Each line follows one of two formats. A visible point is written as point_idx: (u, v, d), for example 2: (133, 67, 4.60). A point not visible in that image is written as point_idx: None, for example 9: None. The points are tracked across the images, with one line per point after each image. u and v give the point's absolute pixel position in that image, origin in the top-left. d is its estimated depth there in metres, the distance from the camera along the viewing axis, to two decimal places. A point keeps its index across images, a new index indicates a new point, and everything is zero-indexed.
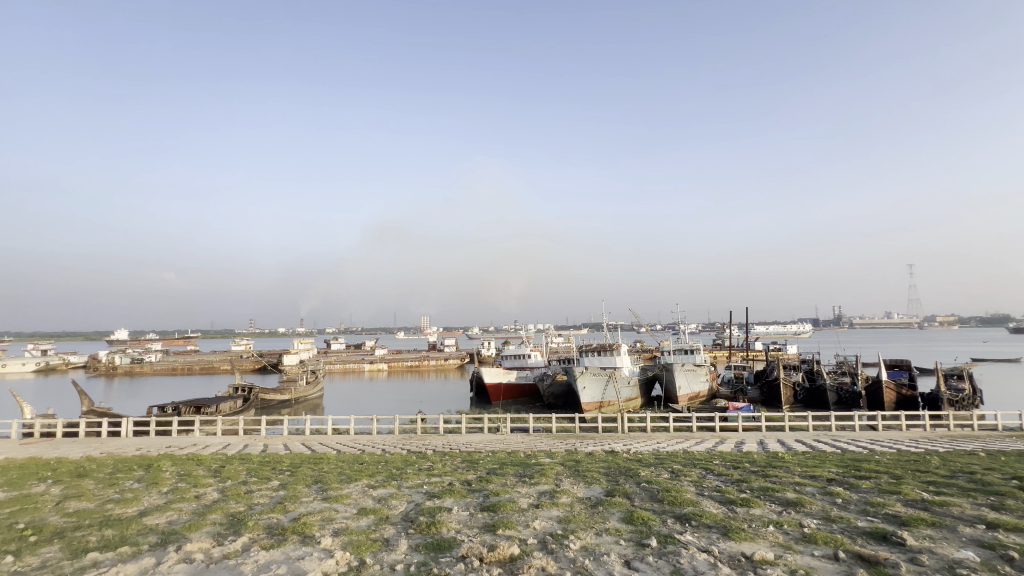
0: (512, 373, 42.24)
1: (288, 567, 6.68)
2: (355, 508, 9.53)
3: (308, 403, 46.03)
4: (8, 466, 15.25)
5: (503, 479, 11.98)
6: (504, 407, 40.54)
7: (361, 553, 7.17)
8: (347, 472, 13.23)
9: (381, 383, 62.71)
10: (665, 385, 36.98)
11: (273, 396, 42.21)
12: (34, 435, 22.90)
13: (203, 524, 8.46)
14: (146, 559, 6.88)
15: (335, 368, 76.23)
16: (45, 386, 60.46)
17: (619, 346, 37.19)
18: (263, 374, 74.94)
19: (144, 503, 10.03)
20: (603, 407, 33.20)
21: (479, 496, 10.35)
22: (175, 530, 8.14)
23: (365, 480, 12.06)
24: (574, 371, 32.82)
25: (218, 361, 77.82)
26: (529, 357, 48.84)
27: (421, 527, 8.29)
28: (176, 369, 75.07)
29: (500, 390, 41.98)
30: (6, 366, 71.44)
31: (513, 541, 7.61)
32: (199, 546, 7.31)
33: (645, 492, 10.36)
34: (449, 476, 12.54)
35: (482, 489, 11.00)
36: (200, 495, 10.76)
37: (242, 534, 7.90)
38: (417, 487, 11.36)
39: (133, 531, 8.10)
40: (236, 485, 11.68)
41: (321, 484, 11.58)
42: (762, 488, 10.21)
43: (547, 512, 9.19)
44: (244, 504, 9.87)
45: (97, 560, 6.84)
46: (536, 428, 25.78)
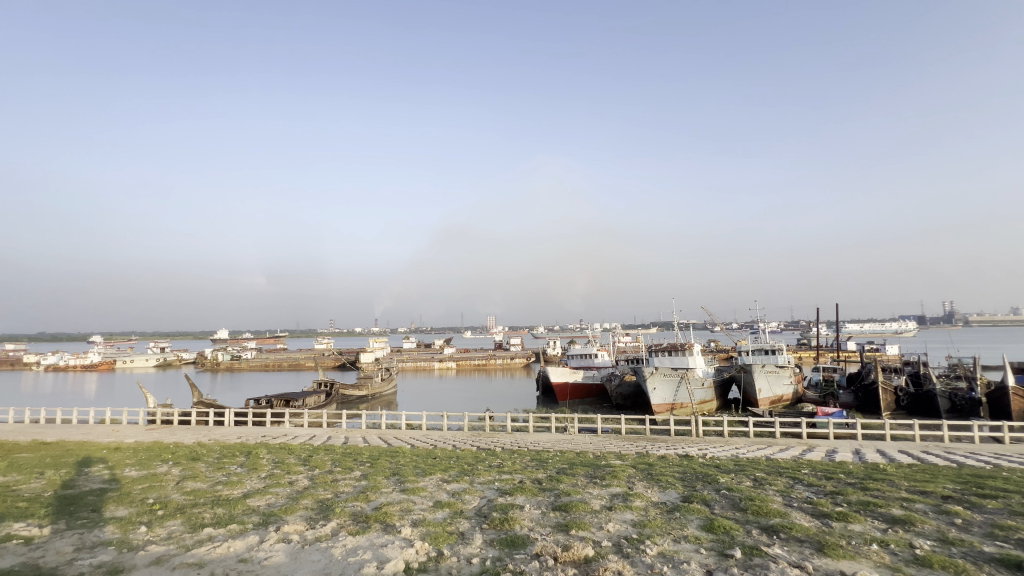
0: (579, 373, 41.76)
1: (372, 553, 7.08)
2: (431, 501, 9.90)
3: (383, 399, 48.56)
4: (138, 448, 17.53)
5: (574, 479, 11.89)
6: (571, 408, 40.19)
7: (438, 544, 7.43)
8: (422, 466, 13.80)
9: (450, 381, 64.53)
10: (744, 388, 34.74)
11: (352, 392, 44.89)
12: (157, 422, 26.15)
13: (297, 508, 9.21)
14: (252, 536, 7.61)
15: (407, 367, 79.67)
16: (164, 378, 68.76)
17: (691, 346, 35.52)
18: (343, 372, 80.11)
19: (247, 486, 11.12)
20: (675, 409, 31.92)
21: (551, 495, 10.34)
22: (274, 512, 8.93)
23: (438, 474, 12.49)
24: (643, 371, 31.82)
25: (303, 359, 84.29)
26: (596, 357, 48.06)
27: (495, 522, 8.44)
28: (269, 365, 82.44)
29: (568, 390, 41.64)
30: (134, 361, 82.22)
31: (587, 543, 7.51)
32: (295, 528, 7.95)
33: (726, 501, 9.79)
34: (518, 474, 12.64)
35: (553, 489, 10.97)
36: (292, 481, 11.74)
37: (331, 520, 8.49)
38: (489, 483, 11.61)
39: (240, 511, 9.00)
40: (324, 474, 12.61)
41: (399, 476, 12.18)
42: (862, 503, 9.29)
43: (621, 516, 8.98)
44: (331, 492, 10.62)
45: (212, 535, 7.68)
46: (605, 429, 25.28)
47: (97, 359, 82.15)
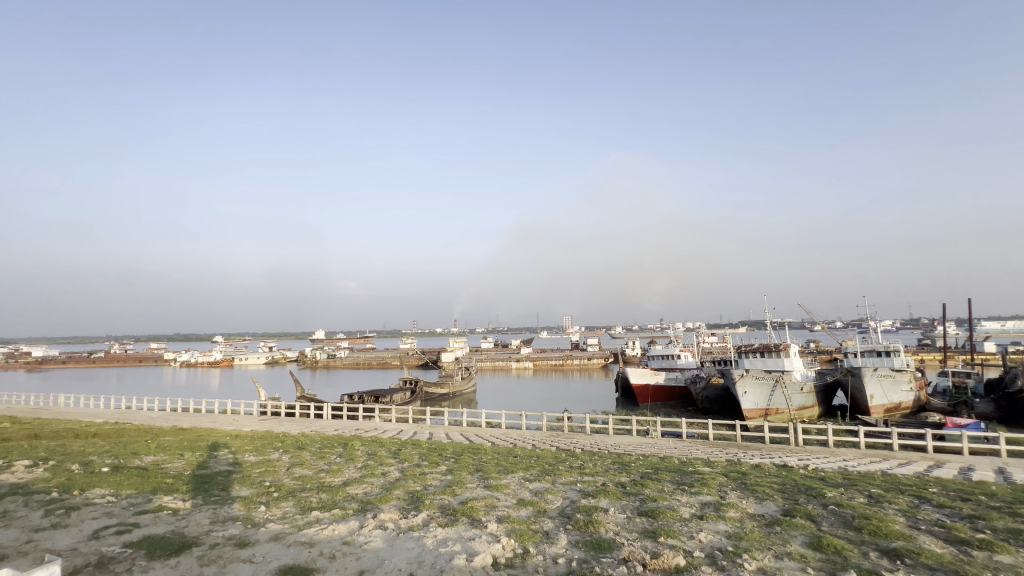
0: (660, 375, 40.15)
1: (462, 545, 7.33)
2: (515, 499, 10.05)
3: (464, 398, 50.15)
4: (255, 436, 19.73)
5: (660, 485, 11.42)
6: (652, 411, 38.83)
7: (524, 542, 7.51)
8: (504, 463, 14.05)
9: (527, 381, 65.10)
10: (852, 394, 31.21)
11: (435, 390, 46.97)
12: (268, 414, 29.21)
13: (390, 498, 9.82)
14: (353, 522, 8.23)
15: (486, 367, 81.85)
16: (272, 375, 76.41)
17: (787, 346, 32.66)
18: (426, 371, 83.90)
19: (346, 475, 12.07)
20: (769, 415, 29.51)
21: (635, 500, 10.04)
22: (371, 500, 9.59)
23: (520, 473, 12.65)
24: (732, 374, 29.73)
25: (391, 358, 89.47)
26: (678, 357, 45.90)
27: (580, 524, 8.37)
28: (360, 364, 88.72)
29: (648, 392, 40.16)
30: (248, 358, 92.52)
31: (678, 551, 7.19)
32: (390, 517, 8.46)
33: (836, 518, 8.86)
34: (601, 476, 12.45)
35: (637, 493, 10.65)
36: (384, 472, 12.54)
37: (422, 511, 8.93)
38: (571, 484, 11.55)
39: (341, 497, 9.78)
40: (413, 467, 13.34)
41: (483, 472, 12.53)
42: (1011, 531, 7.95)
43: (713, 526, 8.49)
44: (420, 484, 11.19)
45: (319, 518, 8.41)
46: (690, 434, 24.09)
47: (219, 356, 93.40)
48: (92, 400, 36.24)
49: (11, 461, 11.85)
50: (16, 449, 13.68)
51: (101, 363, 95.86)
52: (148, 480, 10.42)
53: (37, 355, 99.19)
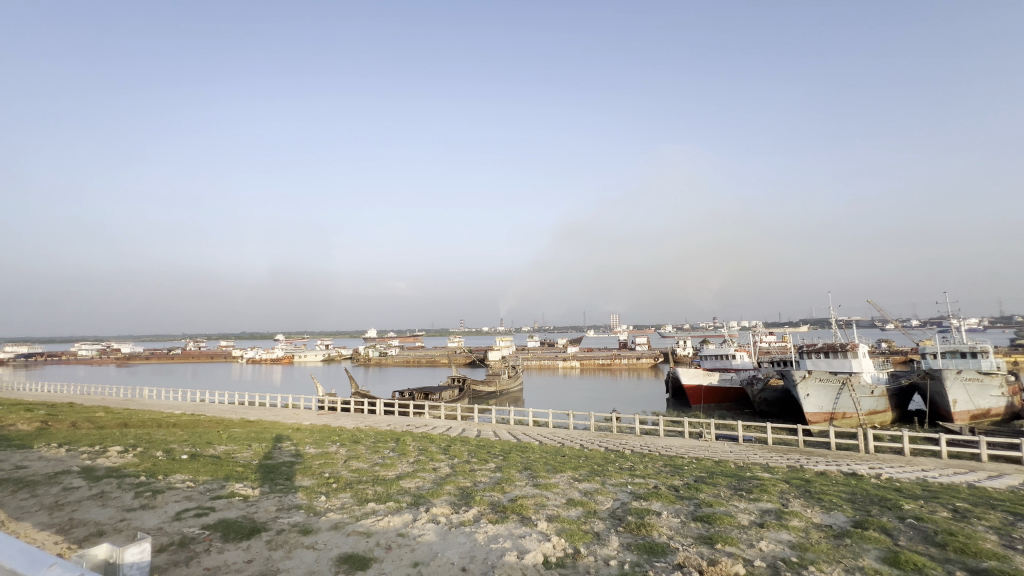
0: (714, 375, 38.57)
1: (513, 542, 7.38)
2: (564, 498, 10.01)
3: (510, 396, 50.48)
4: (314, 430, 20.79)
5: (716, 490, 10.99)
6: (705, 413, 37.42)
7: (575, 542, 7.46)
8: (553, 463, 14.02)
9: (574, 381, 64.54)
10: (931, 398, 28.63)
11: (482, 388, 47.59)
12: (325, 408, 30.69)
13: (442, 492, 10.05)
14: (407, 514, 8.48)
15: (532, 365, 82.05)
16: (329, 371, 80.28)
17: (855, 347, 30.46)
18: (474, 369, 85.17)
19: (399, 469, 12.47)
20: (835, 419, 27.70)
21: (690, 504, 9.71)
22: (423, 494, 9.86)
23: (569, 472, 12.58)
24: (792, 375, 28.11)
25: (439, 355, 91.52)
26: (733, 358, 43.97)
27: (632, 526, 8.20)
28: (410, 361, 91.40)
29: (701, 393, 38.69)
30: (307, 355, 97.59)
31: (737, 560, 6.90)
32: (442, 511, 8.67)
33: (915, 532, 8.17)
34: (653, 479, 12.14)
35: (691, 497, 10.30)
36: (436, 468, 12.85)
37: (472, 507, 9.08)
38: (621, 486, 11.34)
39: (395, 490, 10.13)
40: (463, 463, 13.59)
41: (531, 471, 12.56)
42: None
43: (774, 534, 8.07)
44: (470, 480, 11.38)
45: (376, 509, 8.75)
46: (746, 438, 23.01)
47: (280, 353, 99.16)
48: (172, 393, 39.58)
49: (106, 446, 13.15)
50: (110, 436, 15.15)
51: (179, 358, 104.52)
52: (221, 468, 11.25)
53: (126, 351, 109.46)
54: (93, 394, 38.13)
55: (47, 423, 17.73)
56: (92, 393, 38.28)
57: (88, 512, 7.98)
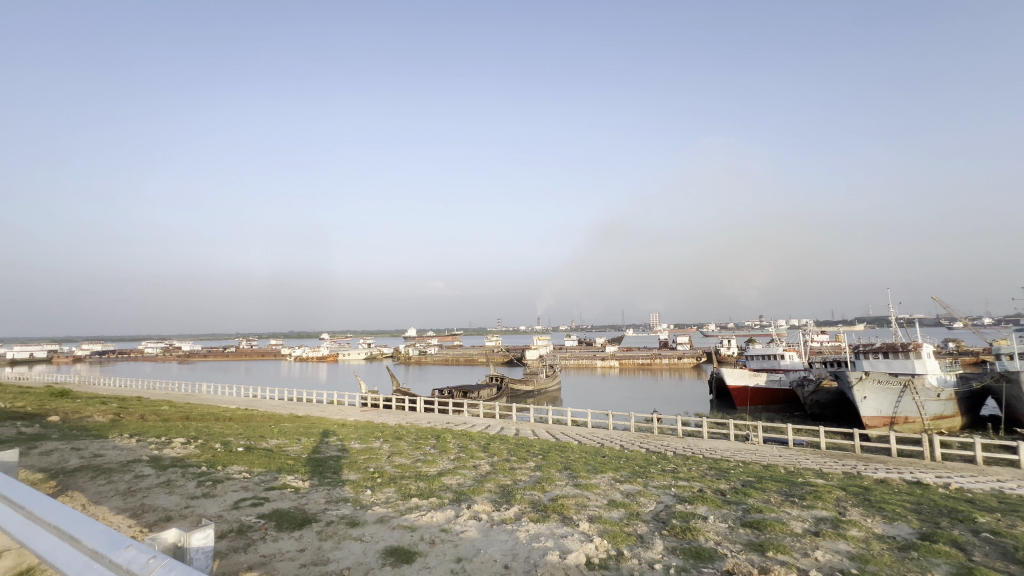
0: (761, 376, 37.02)
1: (554, 542, 7.36)
2: (606, 499, 9.86)
3: (548, 396, 50.34)
4: (358, 426, 21.45)
5: (765, 496, 10.55)
6: (752, 415, 36.01)
7: (618, 544, 7.34)
8: (593, 463, 13.87)
9: (613, 380, 63.66)
10: (1007, 403, 26.34)
11: (520, 387, 47.71)
12: (368, 405, 31.66)
13: (483, 490, 10.13)
14: (449, 510, 8.61)
15: (570, 364, 81.56)
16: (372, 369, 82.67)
17: (918, 347, 28.43)
18: (512, 368, 85.40)
19: (440, 466, 12.67)
20: (896, 424, 26.01)
21: (737, 510, 9.36)
22: (465, 491, 9.98)
23: (610, 473, 12.39)
24: (847, 376, 26.59)
25: (478, 354, 92.40)
26: (781, 358, 42.06)
27: (676, 530, 7.99)
28: (449, 360, 92.77)
29: (747, 395, 37.26)
30: (351, 354, 100.98)
31: (790, 569, 6.60)
32: (483, 508, 8.74)
33: (991, 547, 7.54)
34: (697, 482, 11.77)
35: (739, 502, 9.92)
36: (476, 465, 12.98)
37: (514, 505, 9.11)
38: (664, 488, 11.07)
39: (437, 486, 10.32)
40: (502, 461, 13.66)
41: (571, 471, 12.47)
42: None
43: (830, 544, 7.66)
44: (510, 479, 11.42)
45: (419, 504, 8.95)
46: (797, 442, 21.96)
47: (326, 352, 103.08)
48: (227, 389, 41.88)
49: (171, 438, 14.09)
50: (174, 428, 16.22)
51: (234, 356, 110.82)
52: (274, 460, 11.82)
53: (185, 350, 116.62)
54: (158, 389, 40.95)
55: (119, 415, 19.16)
56: (157, 388, 41.04)
57: (157, 498, 8.58)
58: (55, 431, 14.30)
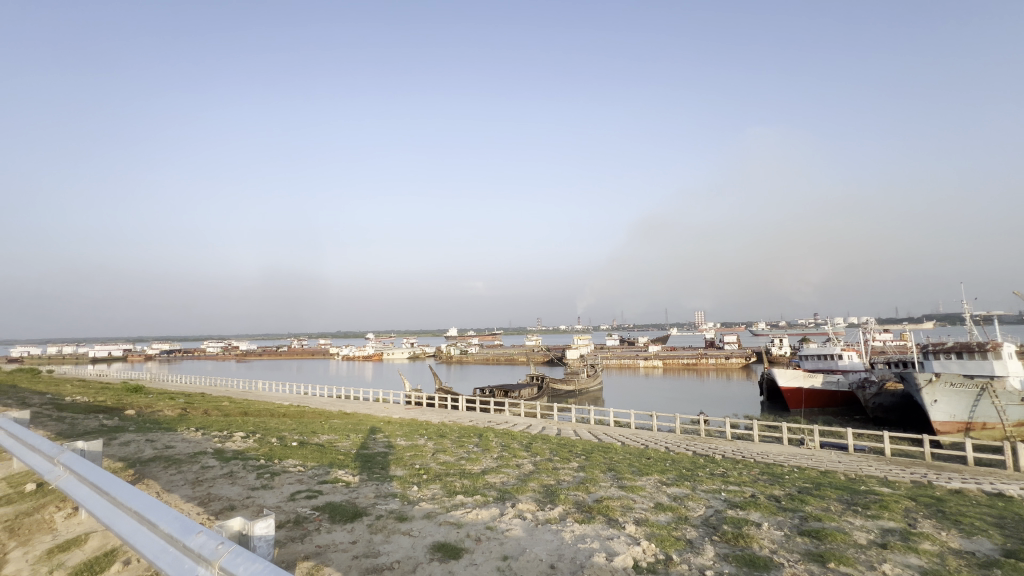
0: (816, 378, 35.10)
1: (600, 543, 7.26)
2: (652, 502, 9.64)
3: (589, 396, 49.84)
4: (403, 423, 21.99)
5: (824, 503, 9.98)
6: (807, 418, 34.19)
7: (666, 548, 7.17)
8: (638, 465, 13.59)
9: (656, 381, 62.18)
10: None
11: (561, 386, 47.50)
12: (412, 403, 32.45)
13: (526, 489, 10.15)
14: (494, 508, 8.67)
15: (612, 364, 80.38)
16: (415, 368, 84.58)
17: (997, 346, 26.04)
18: (552, 368, 85.13)
19: (484, 464, 12.80)
20: (972, 431, 23.98)
21: (794, 517, 8.91)
22: (509, 490, 10.03)
23: (656, 476, 12.09)
24: (915, 378, 24.75)
25: (518, 354, 92.58)
26: (839, 359, 39.68)
27: (729, 536, 7.70)
28: (490, 360, 93.52)
29: (802, 397, 35.42)
30: (395, 353, 103.76)
31: None
32: (528, 507, 8.75)
33: None
34: (749, 487, 11.30)
35: (795, 509, 9.44)
36: (519, 464, 13.02)
37: (558, 505, 9.06)
38: (714, 492, 10.69)
39: (482, 484, 10.43)
40: (545, 461, 13.64)
41: (616, 472, 12.27)
42: None
43: (900, 558, 7.14)
44: (554, 478, 11.38)
45: (464, 501, 9.07)
46: (858, 448, 20.65)
47: (371, 351, 106.42)
48: (281, 386, 44.01)
49: (232, 432, 14.99)
50: (235, 423, 17.23)
51: (287, 355, 116.47)
52: (326, 455, 12.33)
53: (243, 350, 123.41)
54: (219, 386, 43.62)
55: (186, 410, 20.57)
56: (218, 385, 43.76)
57: (222, 488, 9.15)
58: (132, 424, 15.54)
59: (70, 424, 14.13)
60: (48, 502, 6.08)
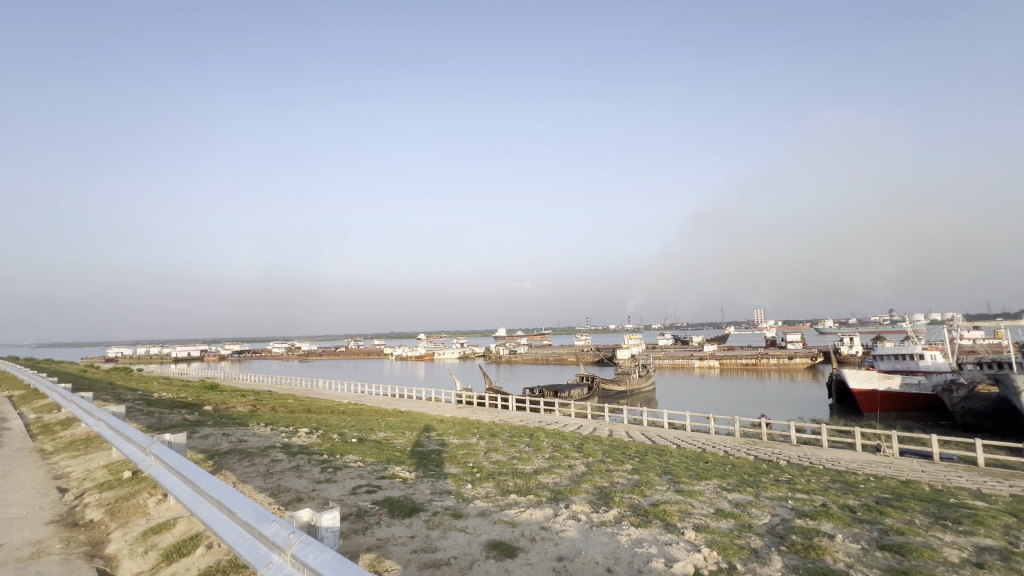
0: (893, 380, 32.42)
1: (658, 549, 7.05)
2: (712, 508, 9.25)
3: (641, 397, 48.66)
4: (456, 422, 22.37)
5: (907, 516, 9.17)
6: (884, 423, 31.60)
7: (729, 557, 6.85)
8: (695, 468, 13.10)
9: (712, 381, 59.71)
10: None
11: (612, 387, 46.71)
12: (463, 403, 33.02)
13: (580, 490, 10.04)
14: (548, 509, 8.64)
15: (665, 365, 78.07)
16: (466, 368, 85.86)
17: None
18: (602, 368, 83.84)
19: (536, 464, 12.80)
20: None
21: (871, 530, 8.25)
22: (562, 491, 9.96)
23: (715, 481, 11.58)
24: (1012, 380, 22.32)
25: (567, 354, 91.80)
26: (920, 359, 36.42)
27: (798, 547, 7.25)
28: (539, 360, 93.47)
29: (877, 400, 32.82)
30: (445, 352, 106.08)
31: None
32: (582, 509, 8.65)
33: None
34: (819, 496, 10.59)
35: (873, 522, 8.74)
36: (571, 465, 12.91)
37: (612, 507, 8.90)
38: (780, 500, 10.11)
39: (534, 484, 10.44)
40: (597, 462, 13.44)
41: (672, 476, 11.88)
42: None
43: None
44: (607, 480, 11.18)
45: (518, 501, 9.10)
46: (944, 456, 18.85)
47: (423, 351, 109.42)
48: (340, 385, 46.19)
49: (297, 428, 15.88)
50: (299, 419, 18.28)
51: (344, 355, 122.15)
52: (383, 452, 12.81)
53: (305, 349, 131.25)
54: (284, 384, 46.34)
55: (257, 407, 22.03)
56: (283, 383, 46.60)
57: (290, 481, 9.71)
58: (210, 419, 16.82)
59: (158, 418, 15.51)
60: (141, 488, 6.69)
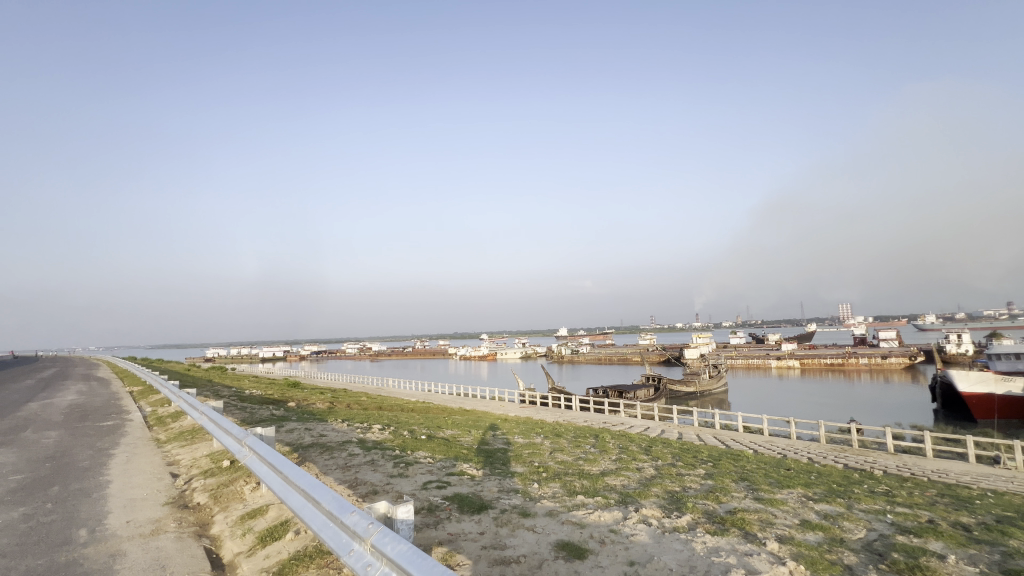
0: (1013, 382, 28.51)
1: (737, 559, 6.66)
2: (797, 519, 8.58)
3: (712, 399, 46.30)
4: (520, 421, 22.51)
5: None
6: (1002, 431, 27.84)
7: (819, 571, 6.34)
8: (775, 475, 12.24)
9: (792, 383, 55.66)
10: None
11: (680, 388, 44.89)
12: (527, 402, 33.14)
13: (650, 494, 9.72)
14: (617, 512, 8.45)
15: (738, 365, 73.86)
16: (528, 368, 86.17)
17: None
18: (669, 368, 80.90)
19: (602, 465, 12.58)
20: None
21: (993, 552, 7.26)
22: (631, 494, 9.70)
23: (799, 490, 10.73)
24: None
25: (632, 354, 89.39)
26: None
27: (901, 567, 6.56)
28: (602, 360, 91.80)
29: (993, 405, 29.00)
30: (507, 352, 107.34)
31: None
32: (652, 513, 8.38)
33: None
34: (925, 511, 9.49)
35: (994, 542, 7.70)
36: (639, 467, 12.56)
37: (685, 513, 8.54)
38: (877, 514, 9.18)
39: (601, 486, 10.24)
40: (668, 466, 12.97)
41: (750, 482, 11.18)
42: None
43: None
44: (679, 485, 10.74)
45: (585, 502, 8.98)
46: None
47: (486, 351, 111.53)
48: (409, 384, 48.18)
49: (371, 424, 16.73)
50: (373, 416, 19.28)
51: (412, 355, 127.41)
52: (451, 449, 13.15)
53: (376, 350, 138.51)
54: (357, 383, 49.15)
55: (335, 404, 23.45)
56: (357, 383, 49.49)
57: (367, 474, 10.25)
58: (294, 414, 18.16)
59: (251, 413, 16.99)
60: (238, 476, 7.34)
